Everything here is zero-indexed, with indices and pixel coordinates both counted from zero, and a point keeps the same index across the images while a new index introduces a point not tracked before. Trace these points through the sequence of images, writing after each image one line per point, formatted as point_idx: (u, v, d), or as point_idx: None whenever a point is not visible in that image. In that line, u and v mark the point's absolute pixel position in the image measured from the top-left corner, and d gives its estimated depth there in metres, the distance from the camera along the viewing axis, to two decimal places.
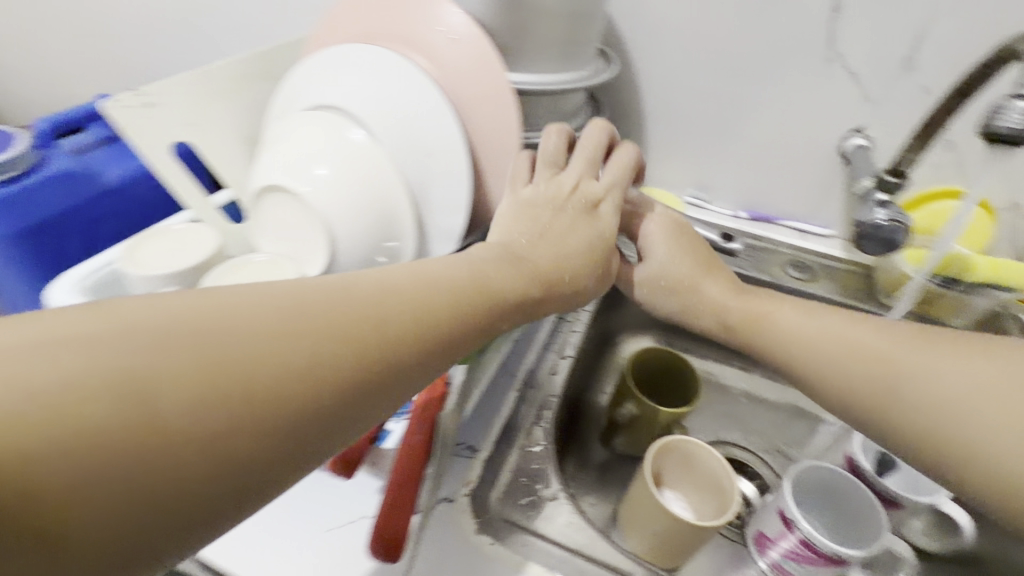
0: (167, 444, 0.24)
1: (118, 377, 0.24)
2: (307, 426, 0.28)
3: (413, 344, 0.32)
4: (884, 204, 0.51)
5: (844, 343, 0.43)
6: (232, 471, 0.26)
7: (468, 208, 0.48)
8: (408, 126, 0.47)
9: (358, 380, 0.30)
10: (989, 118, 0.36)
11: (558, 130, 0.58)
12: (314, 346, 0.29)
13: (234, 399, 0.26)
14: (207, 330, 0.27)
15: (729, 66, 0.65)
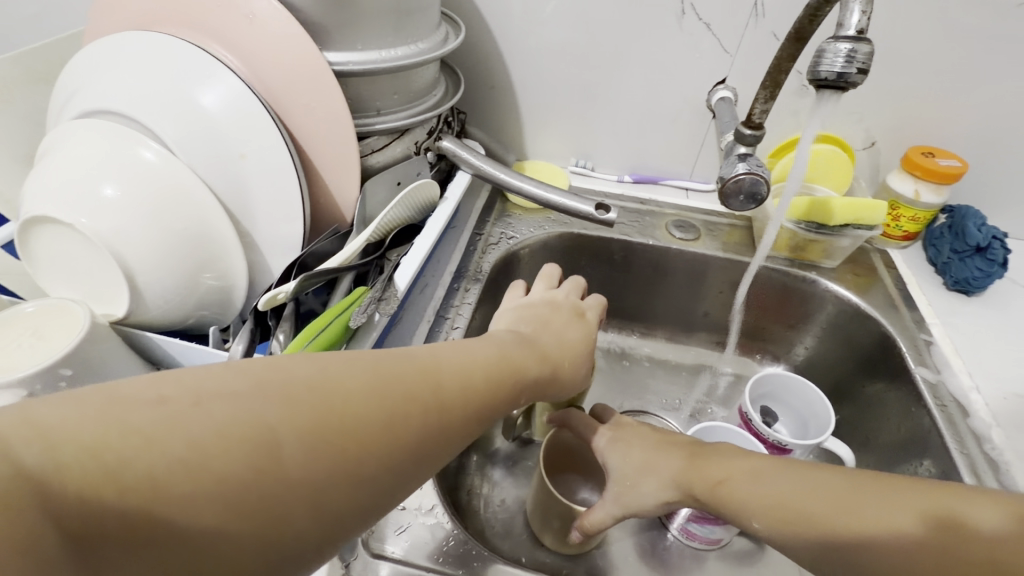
0: (244, 528, 0.21)
1: (218, 449, 0.21)
2: (368, 506, 0.25)
3: (468, 406, 0.30)
4: (744, 157, 0.50)
5: (801, 503, 0.34)
6: (272, 541, 0.22)
7: (303, 213, 0.42)
8: (208, 123, 0.40)
9: (402, 451, 0.26)
10: (814, 63, 0.35)
11: (405, 109, 0.51)
12: (383, 411, 0.26)
13: (314, 476, 0.23)
14: (264, 382, 0.24)
15: (587, 25, 0.62)
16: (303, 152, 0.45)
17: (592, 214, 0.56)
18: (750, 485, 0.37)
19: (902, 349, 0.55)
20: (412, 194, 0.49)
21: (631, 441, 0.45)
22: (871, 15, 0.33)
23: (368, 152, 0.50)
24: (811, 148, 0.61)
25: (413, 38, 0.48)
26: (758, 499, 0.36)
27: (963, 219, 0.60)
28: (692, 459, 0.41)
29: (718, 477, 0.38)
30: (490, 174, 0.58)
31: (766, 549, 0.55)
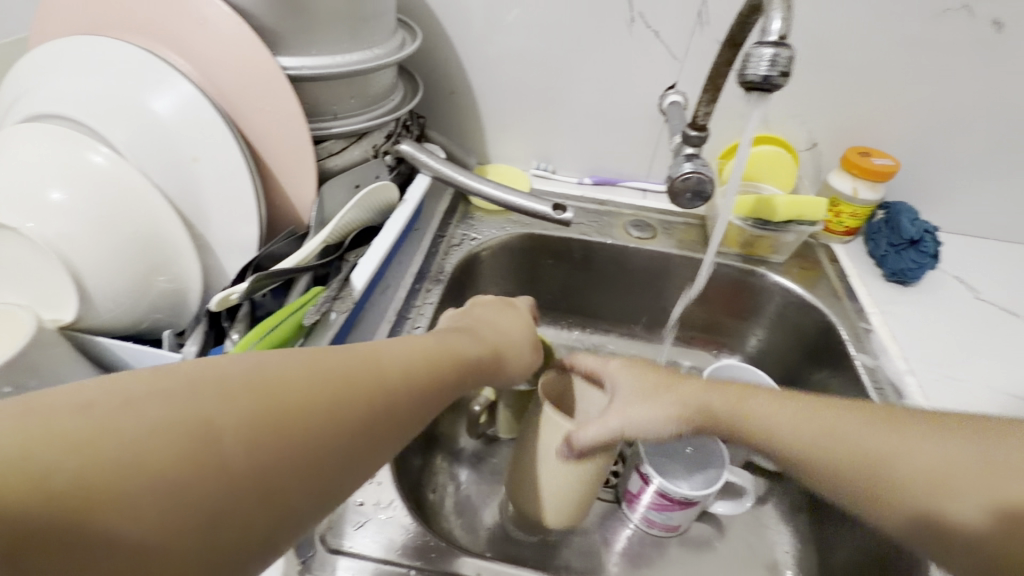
0: (189, 528, 0.20)
1: (153, 447, 0.20)
2: (323, 496, 0.24)
3: (418, 389, 0.30)
4: (690, 158, 0.52)
5: (818, 434, 0.37)
6: (225, 535, 0.21)
7: (258, 216, 0.43)
8: (158, 128, 0.41)
9: (356, 433, 0.26)
10: (742, 67, 0.37)
11: (363, 112, 0.52)
12: (328, 397, 0.25)
13: (261, 467, 0.22)
14: (200, 379, 0.23)
15: (542, 32, 0.64)
16: (258, 155, 0.45)
17: (549, 214, 0.57)
18: (769, 414, 0.39)
19: (844, 337, 0.58)
20: (368, 196, 0.50)
21: (642, 370, 0.44)
22: (790, 21, 0.36)
23: (325, 155, 0.51)
24: (756, 150, 0.65)
25: (369, 44, 0.49)
26: (777, 430, 0.39)
27: (897, 215, 0.64)
28: (710, 386, 0.42)
29: (741, 397, 0.41)
30: (449, 176, 0.59)
31: (723, 534, 0.57)
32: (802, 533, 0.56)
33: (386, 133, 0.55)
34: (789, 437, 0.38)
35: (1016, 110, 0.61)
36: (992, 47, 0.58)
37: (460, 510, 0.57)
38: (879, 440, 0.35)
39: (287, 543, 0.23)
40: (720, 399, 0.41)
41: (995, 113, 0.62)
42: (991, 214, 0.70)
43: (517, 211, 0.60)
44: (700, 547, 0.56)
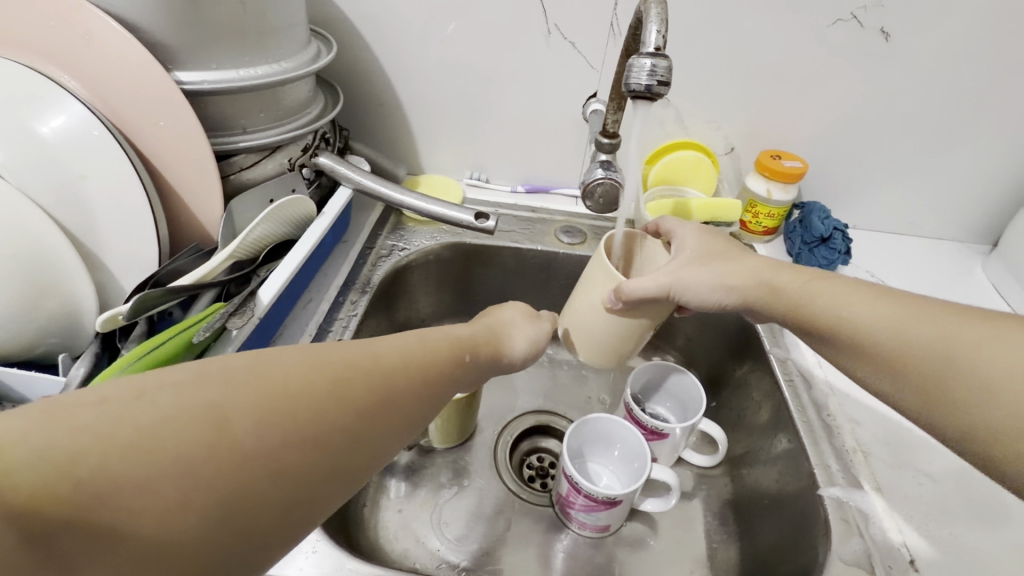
0: (208, 500, 0.22)
1: (167, 430, 0.22)
2: (333, 474, 0.26)
3: (416, 376, 0.31)
4: (603, 164, 0.54)
5: (892, 319, 0.38)
6: (238, 517, 0.23)
7: (156, 233, 0.42)
8: (43, 147, 0.40)
9: (361, 422, 0.28)
10: (627, 77, 0.39)
11: (274, 126, 0.51)
12: (329, 382, 0.27)
13: (268, 446, 0.24)
14: (209, 375, 0.25)
15: (464, 45, 0.65)
16: (159, 172, 0.45)
17: (471, 223, 0.58)
18: (831, 301, 0.41)
19: (760, 333, 0.60)
20: (278, 209, 0.49)
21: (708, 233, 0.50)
22: (665, 34, 0.38)
23: (236, 169, 0.50)
24: (676, 154, 0.67)
25: (275, 56, 0.48)
26: (839, 313, 0.40)
27: (809, 214, 0.68)
28: (768, 264, 0.46)
29: (815, 280, 0.43)
30: (372, 188, 0.59)
31: (656, 531, 0.57)
32: (729, 525, 0.57)
33: (303, 146, 0.55)
34: (853, 319, 0.40)
35: (910, 114, 0.65)
36: (884, 56, 0.61)
37: (389, 522, 0.57)
38: (932, 331, 0.36)
39: (303, 518, 0.26)
40: (790, 282, 0.44)
41: (891, 118, 0.66)
42: (896, 211, 0.74)
43: (443, 220, 0.60)
44: (634, 547, 0.56)
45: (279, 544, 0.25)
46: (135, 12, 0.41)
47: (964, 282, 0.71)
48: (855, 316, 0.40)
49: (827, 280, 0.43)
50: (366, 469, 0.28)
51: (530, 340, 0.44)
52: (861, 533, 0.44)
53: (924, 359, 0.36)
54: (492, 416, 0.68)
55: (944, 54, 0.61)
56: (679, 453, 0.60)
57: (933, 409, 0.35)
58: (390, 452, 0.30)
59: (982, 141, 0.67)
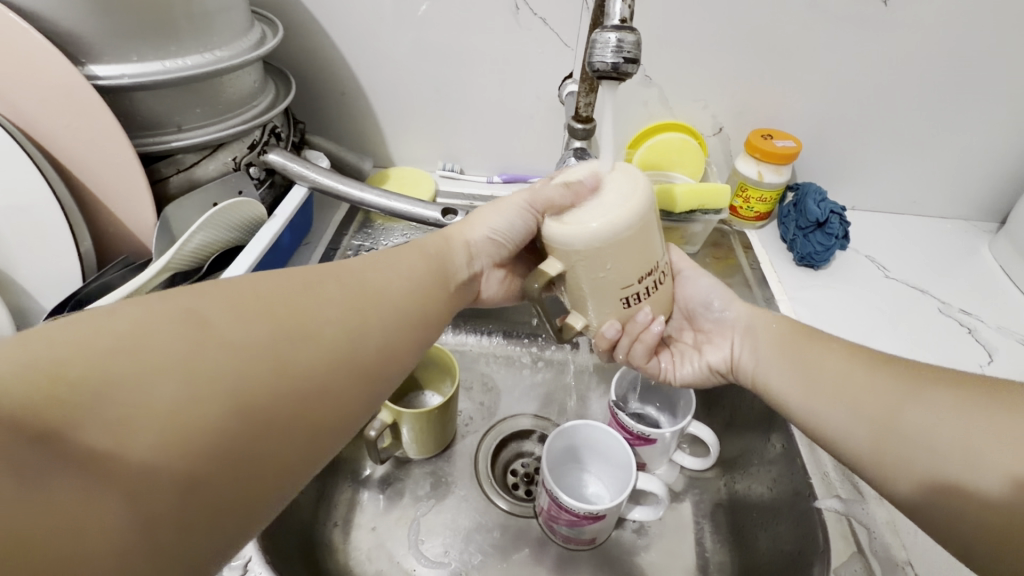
0: (213, 383, 0.25)
1: (155, 330, 0.25)
2: (330, 356, 0.30)
3: (388, 279, 0.36)
4: (576, 151, 0.50)
5: (841, 377, 0.36)
6: (243, 402, 0.26)
7: (75, 247, 0.40)
8: None
9: (339, 322, 0.32)
10: (589, 54, 0.34)
11: (214, 122, 0.46)
12: (297, 289, 0.32)
13: (256, 335, 0.28)
14: (178, 300, 0.28)
15: (426, 25, 0.60)
16: (77, 179, 0.42)
17: (437, 220, 0.54)
18: (794, 358, 0.39)
19: None
20: (219, 215, 0.45)
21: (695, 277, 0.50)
22: (631, 4, 0.34)
23: (172, 172, 0.46)
24: (660, 138, 0.62)
25: (208, 44, 0.43)
26: (800, 364, 0.39)
27: (805, 197, 0.63)
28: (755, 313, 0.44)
29: (785, 333, 0.41)
30: (330, 186, 0.54)
31: (647, 542, 0.54)
32: (722, 531, 0.54)
33: (251, 143, 0.50)
34: (809, 373, 0.38)
35: (912, 86, 0.60)
36: (883, 24, 0.56)
37: (362, 541, 0.53)
38: (889, 392, 0.34)
39: (309, 403, 0.29)
40: (769, 327, 0.42)
41: (892, 91, 0.61)
42: (898, 190, 0.70)
43: (408, 217, 0.56)
44: (622, 557, 0.53)
45: (292, 428, 0.28)
46: (35, 1, 0.37)
47: (969, 263, 0.67)
48: (817, 365, 0.38)
49: (799, 329, 0.41)
50: (362, 357, 0.32)
51: (504, 225, 0.41)
52: (862, 550, 0.41)
53: (877, 418, 0.34)
54: (473, 421, 0.64)
55: (951, 19, 0.56)
56: (670, 456, 0.56)
57: (880, 464, 0.33)
58: (383, 341, 0.34)
59: (990, 114, 0.62)
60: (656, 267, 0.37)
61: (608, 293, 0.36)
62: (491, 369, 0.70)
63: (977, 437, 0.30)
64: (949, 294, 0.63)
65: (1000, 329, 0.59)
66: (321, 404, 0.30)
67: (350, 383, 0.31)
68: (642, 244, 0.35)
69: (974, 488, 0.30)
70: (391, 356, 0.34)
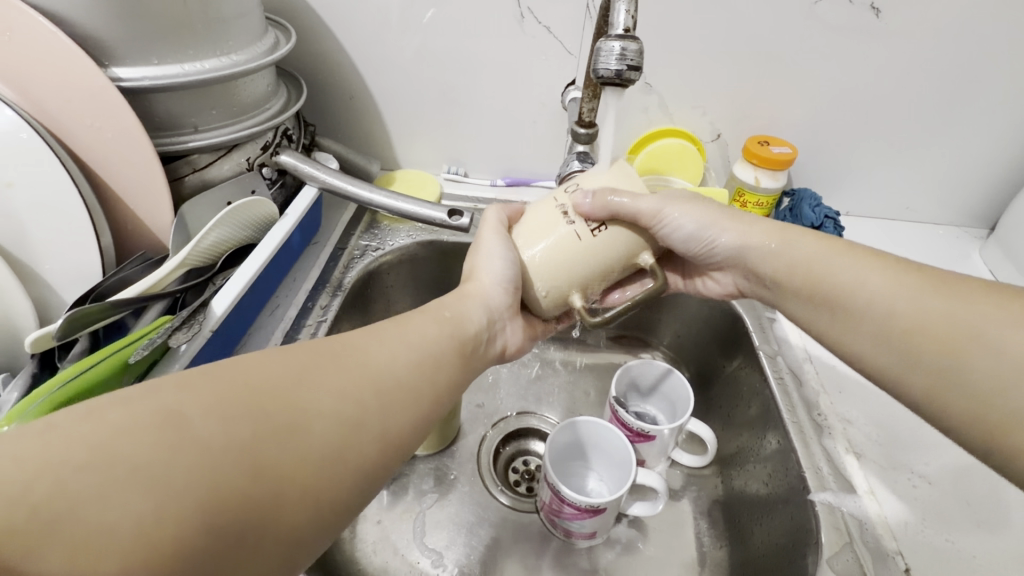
0: (187, 501, 0.21)
1: (122, 441, 0.21)
2: (323, 459, 0.27)
3: (395, 358, 0.32)
4: (579, 155, 0.51)
5: (892, 293, 0.36)
6: (259, 510, 0.24)
7: (97, 241, 0.42)
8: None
9: (368, 417, 0.29)
10: (594, 62, 0.36)
11: (229, 123, 0.47)
12: (293, 378, 0.28)
13: (240, 439, 0.24)
14: (202, 383, 0.25)
15: (431, 32, 0.62)
16: (100, 178, 0.43)
17: (443, 221, 0.55)
18: (838, 264, 0.39)
19: (749, 328, 0.59)
20: (234, 213, 0.46)
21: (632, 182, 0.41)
22: (634, 15, 0.36)
23: (189, 171, 0.47)
24: (659, 143, 0.64)
25: (225, 49, 0.45)
26: (850, 281, 0.38)
27: (800, 202, 0.66)
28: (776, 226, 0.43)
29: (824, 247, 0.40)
30: (339, 187, 0.55)
31: (646, 536, 0.55)
32: (719, 527, 0.55)
33: (264, 145, 0.51)
34: (845, 287, 0.38)
35: (905, 95, 0.62)
36: (876, 34, 0.58)
37: (367, 534, 0.54)
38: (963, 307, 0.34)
39: (328, 509, 0.27)
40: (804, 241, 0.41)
41: (886, 99, 0.63)
42: (891, 196, 0.72)
43: (415, 219, 0.57)
44: (621, 551, 0.54)
45: (300, 542, 0.26)
46: (63, 5, 0.38)
47: (960, 267, 0.68)
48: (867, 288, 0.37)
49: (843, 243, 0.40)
50: (361, 453, 0.28)
51: (503, 267, 0.40)
52: (854, 541, 0.42)
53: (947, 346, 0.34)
54: (475, 419, 0.65)
55: (942, 29, 0.58)
56: (668, 454, 0.57)
57: (931, 392, 0.34)
58: (387, 431, 0.30)
59: (978, 123, 0.64)
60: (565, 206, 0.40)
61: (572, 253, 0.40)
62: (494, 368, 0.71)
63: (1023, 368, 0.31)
64: None
65: None
66: (338, 515, 0.27)
67: (347, 486, 0.28)
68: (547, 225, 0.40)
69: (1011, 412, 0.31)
70: (395, 448, 0.30)
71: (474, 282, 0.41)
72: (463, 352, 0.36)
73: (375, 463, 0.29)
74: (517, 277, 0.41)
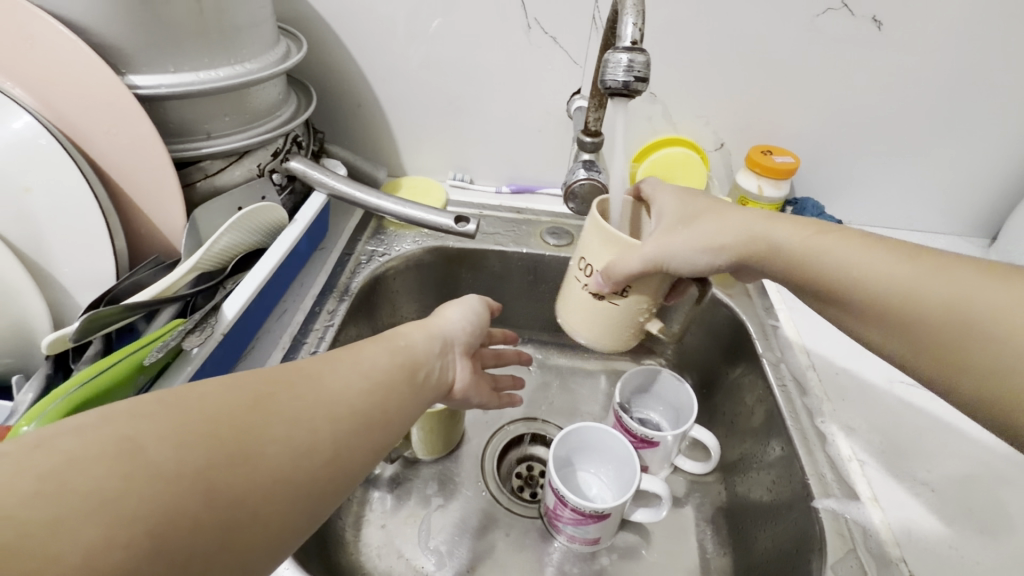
0: (139, 528, 0.21)
1: (75, 470, 0.22)
2: (277, 485, 0.27)
3: (351, 384, 0.32)
4: (585, 163, 0.52)
5: (903, 283, 0.36)
6: (214, 536, 0.24)
7: (111, 245, 0.43)
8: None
9: (322, 440, 0.29)
10: (602, 73, 0.37)
11: (241, 130, 0.48)
12: (250, 403, 0.28)
13: (195, 464, 0.24)
14: (159, 407, 0.25)
15: (439, 42, 0.63)
16: (116, 184, 0.44)
17: (449, 227, 0.55)
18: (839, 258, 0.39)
19: (753, 335, 0.59)
20: (245, 218, 0.47)
21: (671, 232, 0.41)
22: (642, 27, 0.37)
23: (202, 176, 0.48)
24: (664, 151, 0.65)
25: (239, 57, 0.46)
26: (842, 269, 0.39)
27: (802, 211, 0.67)
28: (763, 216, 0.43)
29: (814, 237, 0.41)
30: (347, 193, 0.56)
31: (650, 542, 0.55)
32: (722, 535, 0.55)
33: (275, 151, 0.52)
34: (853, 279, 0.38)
35: (906, 107, 0.63)
36: (877, 46, 0.59)
37: (372, 538, 0.54)
38: (955, 289, 0.34)
39: (282, 534, 0.27)
40: (785, 240, 0.42)
41: (888, 110, 0.64)
42: (894, 205, 0.72)
43: (421, 224, 0.58)
44: (625, 557, 0.54)
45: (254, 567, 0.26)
46: (83, 14, 0.39)
47: None
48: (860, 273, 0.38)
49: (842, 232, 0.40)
50: (318, 478, 0.29)
51: (463, 316, 0.44)
52: (857, 548, 0.42)
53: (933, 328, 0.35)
54: (479, 423, 0.66)
55: (943, 40, 0.58)
56: (672, 460, 0.57)
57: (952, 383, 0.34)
58: (343, 454, 0.30)
59: (979, 133, 0.65)
60: (582, 276, 0.42)
61: (598, 310, 0.42)
62: None
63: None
64: None
65: None
66: (292, 539, 0.28)
67: (302, 510, 0.28)
68: (572, 302, 0.43)
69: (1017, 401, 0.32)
70: (348, 477, 0.30)
71: (439, 318, 0.43)
72: (413, 375, 0.36)
73: (328, 490, 0.29)
74: (476, 327, 0.45)
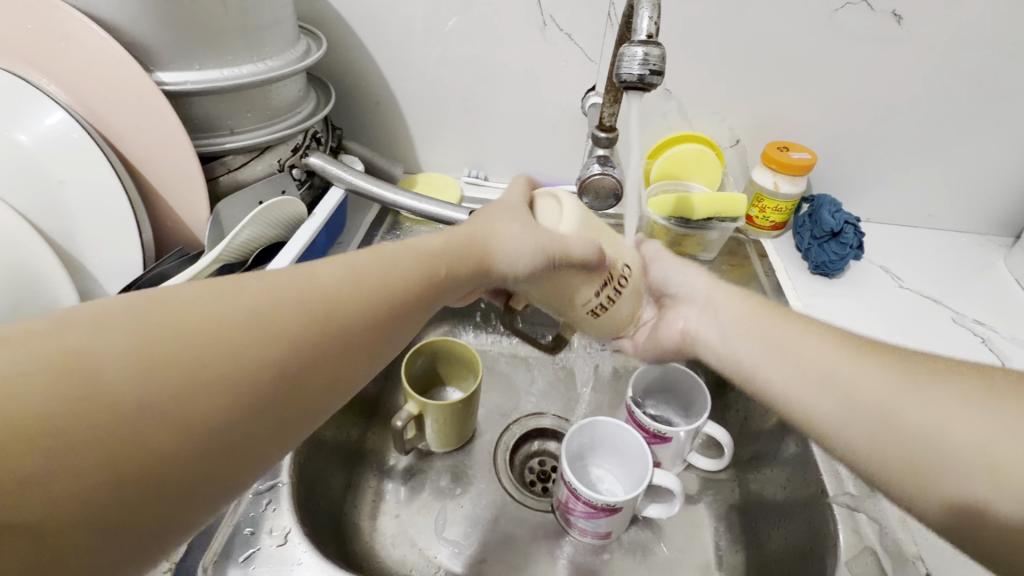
0: (91, 457, 0.19)
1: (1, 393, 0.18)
2: (264, 404, 0.24)
3: (357, 294, 0.28)
4: (598, 158, 0.52)
5: (834, 365, 0.36)
6: (189, 459, 0.21)
7: (138, 236, 0.44)
8: (31, 163, 0.42)
9: (316, 354, 0.26)
10: (617, 67, 0.37)
11: (262, 125, 0.49)
12: (230, 316, 0.24)
13: (159, 386, 0.21)
14: (110, 315, 0.21)
15: (454, 40, 0.64)
16: (144, 177, 0.46)
17: (463, 222, 0.56)
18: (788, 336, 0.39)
19: None
20: (266, 210, 0.48)
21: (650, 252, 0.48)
22: (657, 21, 0.37)
23: (225, 171, 0.49)
24: (677, 148, 0.65)
25: (261, 54, 0.47)
26: (787, 344, 0.39)
27: (819, 208, 0.66)
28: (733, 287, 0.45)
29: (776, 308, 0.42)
30: (365, 188, 0.57)
31: (662, 538, 0.55)
32: (734, 532, 0.55)
33: (294, 146, 0.53)
34: (800, 355, 0.38)
35: (925, 103, 0.62)
36: (895, 41, 0.59)
37: (386, 527, 0.55)
38: (891, 384, 0.33)
39: (276, 442, 0.25)
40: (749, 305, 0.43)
41: (908, 105, 0.63)
42: (913, 203, 0.71)
43: (437, 220, 0.58)
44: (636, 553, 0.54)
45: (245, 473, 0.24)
46: (113, 12, 0.41)
47: (986, 277, 0.68)
48: (801, 350, 0.38)
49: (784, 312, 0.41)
50: (314, 389, 0.26)
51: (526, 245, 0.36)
52: (873, 546, 0.42)
53: (869, 409, 0.33)
54: (492, 418, 0.66)
55: (964, 36, 0.58)
56: (684, 457, 0.57)
57: (882, 467, 0.32)
58: (344, 363, 0.27)
59: (1002, 131, 0.63)
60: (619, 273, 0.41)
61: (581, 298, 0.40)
62: (509, 369, 0.72)
63: (980, 443, 0.29)
64: (962, 305, 0.64)
65: (1015, 340, 0.60)
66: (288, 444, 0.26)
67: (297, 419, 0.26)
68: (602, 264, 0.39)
69: (956, 487, 0.29)
70: (345, 384, 0.28)
71: (498, 242, 0.36)
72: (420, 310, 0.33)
73: (325, 397, 0.27)
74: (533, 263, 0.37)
